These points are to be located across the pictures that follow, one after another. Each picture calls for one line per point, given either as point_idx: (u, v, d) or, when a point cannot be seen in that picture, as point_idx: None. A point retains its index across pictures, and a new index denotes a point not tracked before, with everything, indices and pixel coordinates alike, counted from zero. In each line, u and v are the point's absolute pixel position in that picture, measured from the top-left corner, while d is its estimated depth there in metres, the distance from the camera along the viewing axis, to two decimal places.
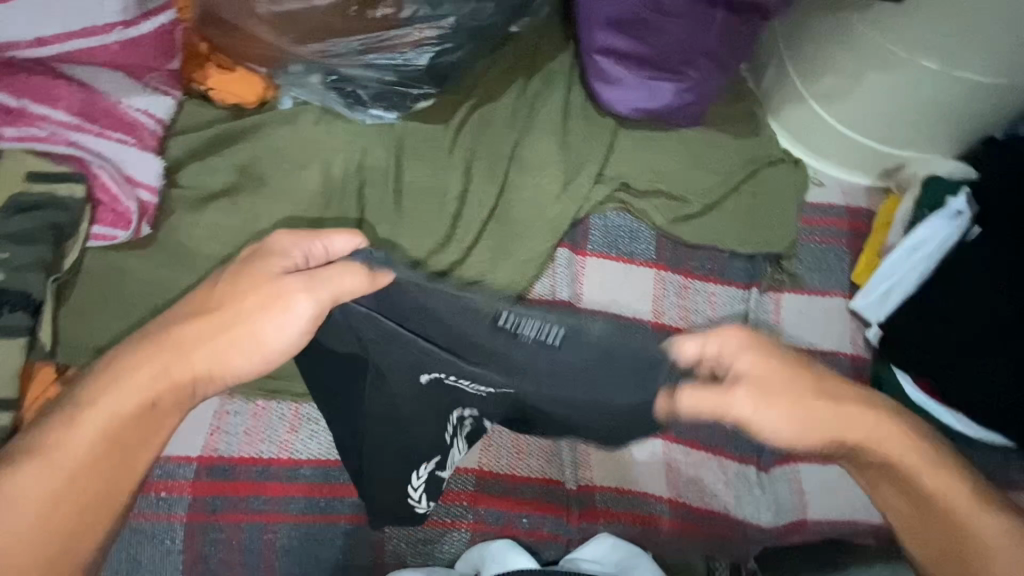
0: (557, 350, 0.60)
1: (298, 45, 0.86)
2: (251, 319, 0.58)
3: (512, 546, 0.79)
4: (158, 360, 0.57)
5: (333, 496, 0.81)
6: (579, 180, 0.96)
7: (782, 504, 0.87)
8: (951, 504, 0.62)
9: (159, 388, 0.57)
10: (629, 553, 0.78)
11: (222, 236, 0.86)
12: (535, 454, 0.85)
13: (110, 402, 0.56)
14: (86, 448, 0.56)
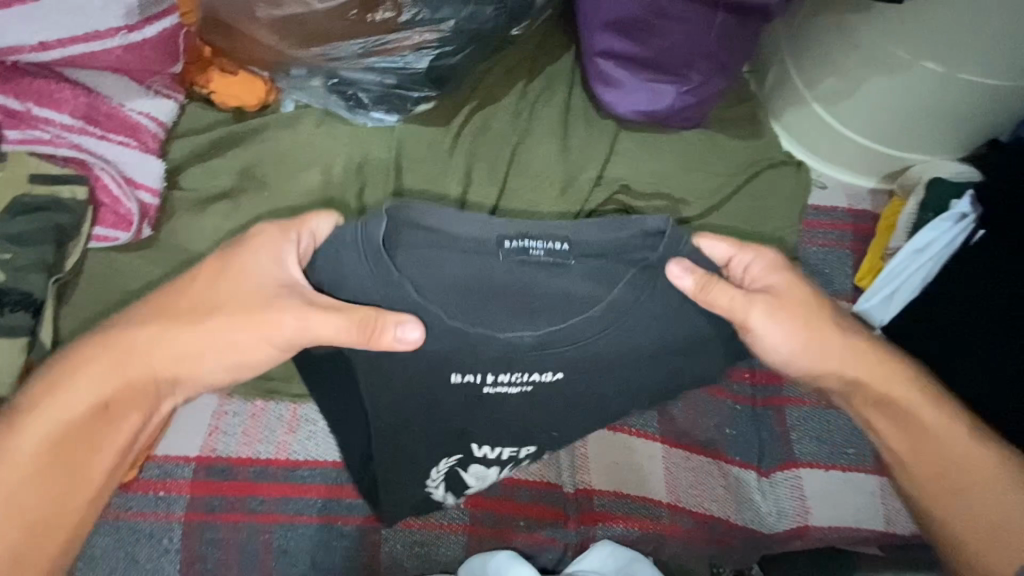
0: (570, 264, 0.56)
1: (299, 48, 0.87)
2: (200, 320, 0.59)
3: (511, 554, 0.77)
4: (105, 362, 0.60)
5: (330, 498, 0.81)
6: (579, 182, 0.96)
7: (783, 509, 0.86)
8: (941, 433, 0.67)
9: (110, 389, 0.60)
10: (628, 559, 0.79)
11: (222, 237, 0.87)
12: (533, 457, 0.85)
13: (63, 401, 0.59)
14: (35, 451, 0.59)
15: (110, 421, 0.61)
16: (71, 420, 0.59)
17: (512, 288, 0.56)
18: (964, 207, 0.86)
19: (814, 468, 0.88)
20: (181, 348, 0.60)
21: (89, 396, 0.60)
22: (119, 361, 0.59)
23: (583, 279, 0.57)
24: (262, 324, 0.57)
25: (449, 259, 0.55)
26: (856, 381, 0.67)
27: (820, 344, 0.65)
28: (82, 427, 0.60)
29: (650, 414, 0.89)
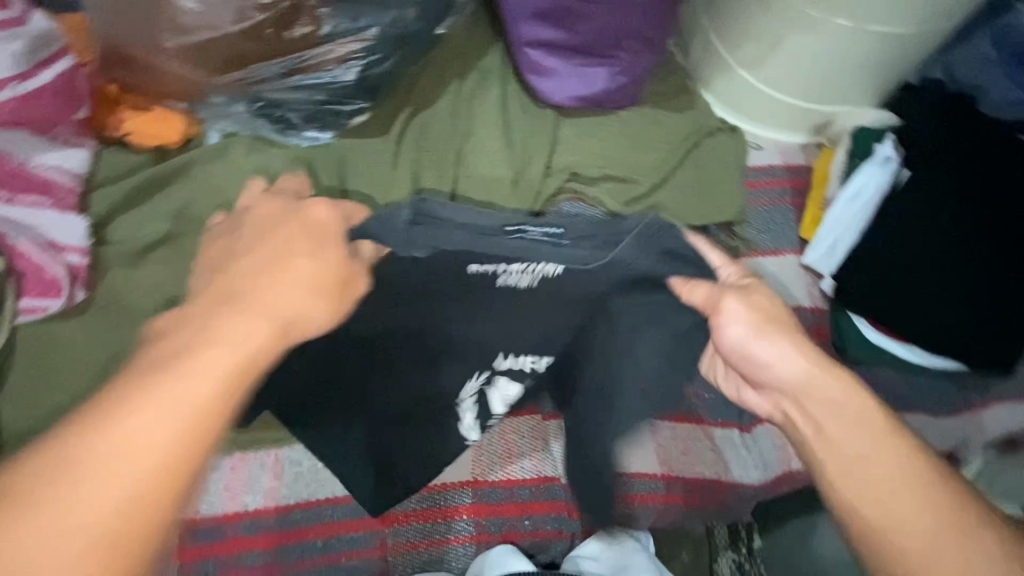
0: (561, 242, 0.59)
1: (216, 76, 0.82)
2: (306, 271, 0.51)
3: (511, 551, 0.78)
4: (254, 321, 0.47)
5: (328, 536, 0.78)
6: (529, 175, 0.96)
7: (767, 459, 0.91)
8: (890, 466, 0.53)
9: (252, 360, 0.46)
10: (625, 549, 0.79)
11: (165, 287, 0.81)
12: (528, 456, 0.85)
13: (175, 381, 0.43)
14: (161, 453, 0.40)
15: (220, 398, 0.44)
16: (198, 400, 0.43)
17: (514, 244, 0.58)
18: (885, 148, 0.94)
19: None
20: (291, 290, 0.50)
21: (197, 379, 0.44)
22: (226, 338, 0.46)
23: (580, 241, 0.59)
24: (351, 283, 0.55)
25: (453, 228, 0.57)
26: (829, 405, 0.57)
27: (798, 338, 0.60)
28: (195, 412, 0.43)
29: None
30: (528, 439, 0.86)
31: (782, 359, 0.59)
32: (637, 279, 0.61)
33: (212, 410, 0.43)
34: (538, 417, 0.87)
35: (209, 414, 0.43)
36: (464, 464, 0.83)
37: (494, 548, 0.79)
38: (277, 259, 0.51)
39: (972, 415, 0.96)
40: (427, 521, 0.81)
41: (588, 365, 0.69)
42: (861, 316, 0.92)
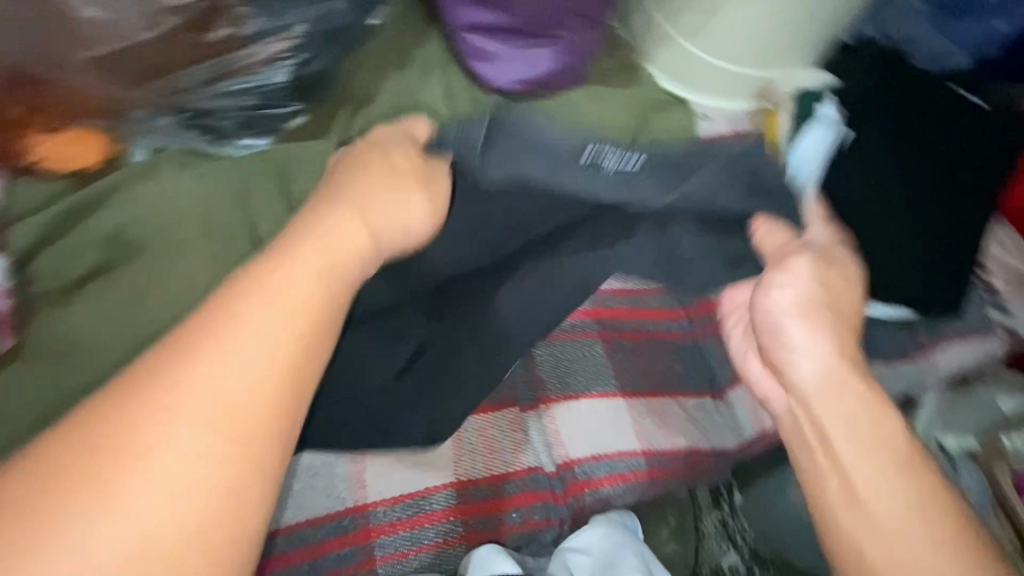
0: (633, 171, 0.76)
1: (137, 88, 0.79)
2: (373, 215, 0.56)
3: (497, 550, 0.77)
4: (298, 268, 0.47)
5: (315, 557, 0.76)
6: None
7: (741, 422, 0.94)
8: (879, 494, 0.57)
9: (312, 309, 0.46)
10: (616, 544, 0.80)
11: (100, 321, 0.74)
12: (508, 450, 0.85)
13: (242, 332, 0.43)
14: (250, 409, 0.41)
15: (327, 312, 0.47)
16: (305, 320, 0.45)
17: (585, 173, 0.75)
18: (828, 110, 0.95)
19: None
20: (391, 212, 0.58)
21: (311, 292, 0.47)
22: (275, 290, 0.45)
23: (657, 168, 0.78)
24: (417, 231, 0.62)
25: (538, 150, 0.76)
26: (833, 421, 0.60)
27: (839, 301, 0.66)
28: (309, 324, 0.45)
29: (605, 372, 0.91)
30: (507, 432, 0.86)
31: (811, 362, 0.63)
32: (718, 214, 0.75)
33: (320, 328, 0.46)
34: (515, 410, 0.87)
35: (321, 328, 0.46)
36: (445, 466, 0.82)
37: (481, 549, 0.78)
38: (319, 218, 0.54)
39: (924, 358, 1.01)
40: (415, 527, 0.80)
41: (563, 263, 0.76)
42: None
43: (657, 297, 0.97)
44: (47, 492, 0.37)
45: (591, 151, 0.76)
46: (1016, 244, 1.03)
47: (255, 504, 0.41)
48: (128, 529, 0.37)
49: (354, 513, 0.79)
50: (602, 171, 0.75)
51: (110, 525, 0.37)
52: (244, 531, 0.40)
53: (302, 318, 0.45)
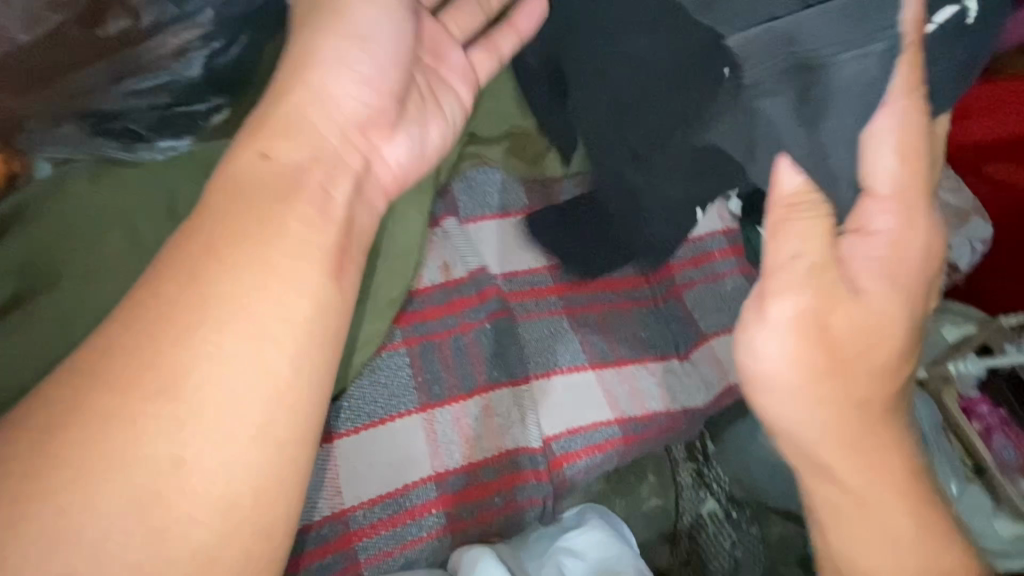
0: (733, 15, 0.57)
1: (28, 96, 0.71)
2: (311, 96, 0.57)
3: (487, 554, 0.76)
4: (262, 189, 0.52)
5: (295, 568, 0.74)
6: None
7: (708, 379, 0.95)
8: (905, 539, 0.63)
9: (297, 197, 0.53)
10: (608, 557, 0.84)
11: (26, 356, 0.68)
12: (483, 436, 0.84)
13: (229, 248, 0.48)
14: (261, 294, 0.48)
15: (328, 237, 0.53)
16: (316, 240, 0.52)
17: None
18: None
19: (722, 337, 0.96)
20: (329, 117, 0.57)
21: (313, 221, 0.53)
22: (245, 215, 0.50)
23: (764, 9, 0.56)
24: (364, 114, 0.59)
25: None
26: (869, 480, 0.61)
27: (855, 319, 0.57)
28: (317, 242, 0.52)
29: (573, 346, 0.91)
30: (481, 418, 0.85)
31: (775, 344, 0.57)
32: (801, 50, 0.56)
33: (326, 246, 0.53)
34: (487, 394, 0.86)
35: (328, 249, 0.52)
36: (421, 460, 0.81)
37: (472, 549, 0.77)
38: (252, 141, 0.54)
39: None
40: (397, 525, 0.78)
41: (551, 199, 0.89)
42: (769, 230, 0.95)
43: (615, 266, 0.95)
44: (100, 427, 0.42)
45: None
46: (954, 183, 1.06)
47: (296, 406, 0.47)
48: (169, 438, 0.43)
49: (333, 519, 0.76)
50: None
51: (150, 432, 0.43)
52: (279, 437, 0.46)
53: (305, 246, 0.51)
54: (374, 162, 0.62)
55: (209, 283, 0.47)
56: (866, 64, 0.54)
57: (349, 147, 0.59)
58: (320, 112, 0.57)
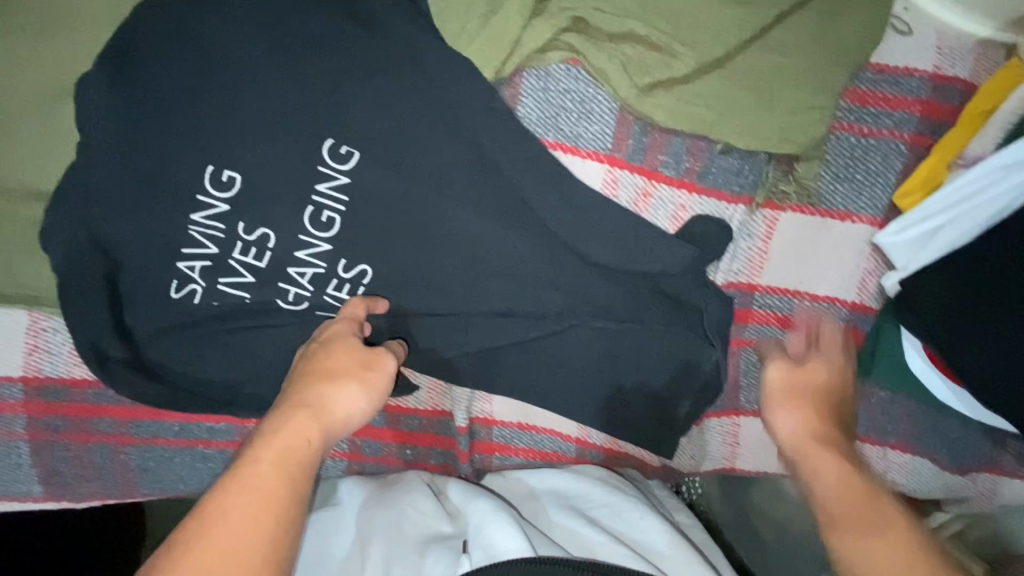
0: (157, 180, 0.62)
1: None
2: (329, 388, 0.55)
3: (498, 511, 0.63)
4: (303, 424, 0.52)
5: (187, 421, 0.69)
6: (508, 8, 0.62)
7: (708, 451, 0.77)
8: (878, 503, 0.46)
9: (296, 461, 0.49)
10: (623, 504, 0.67)
11: None
12: (421, 388, 0.75)
13: (286, 434, 0.50)
14: (271, 477, 0.47)
15: (304, 452, 0.50)
16: (290, 454, 0.49)
17: (175, 201, 0.63)
18: (218, 229, 0.63)
19: (757, 420, 0.74)
20: (350, 400, 0.55)
21: (307, 433, 0.51)
22: (285, 436, 0.50)
23: (154, 234, 0.63)
24: (335, 405, 0.54)
25: (165, 113, 0.61)
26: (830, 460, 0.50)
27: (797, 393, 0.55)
28: (290, 453, 0.49)
29: None
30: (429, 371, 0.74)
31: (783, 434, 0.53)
32: (213, 274, 0.64)
33: (289, 470, 0.48)
34: None
35: (304, 462, 0.50)
36: None
37: (484, 504, 0.65)
38: (329, 383, 0.56)
39: (989, 477, 0.70)
40: None
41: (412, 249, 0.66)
42: (914, 337, 0.64)
43: None
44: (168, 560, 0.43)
45: (208, 230, 0.63)
46: None
47: None
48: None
49: (222, 405, 0.66)
50: (176, 143, 0.62)
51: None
52: None
53: (285, 452, 0.50)
54: (343, 407, 0.55)
55: (252, 471, 0.48)
56: (235, 307, 0.66)
57: (324, 409, 0.54)
58: (329, 403, 0.54)
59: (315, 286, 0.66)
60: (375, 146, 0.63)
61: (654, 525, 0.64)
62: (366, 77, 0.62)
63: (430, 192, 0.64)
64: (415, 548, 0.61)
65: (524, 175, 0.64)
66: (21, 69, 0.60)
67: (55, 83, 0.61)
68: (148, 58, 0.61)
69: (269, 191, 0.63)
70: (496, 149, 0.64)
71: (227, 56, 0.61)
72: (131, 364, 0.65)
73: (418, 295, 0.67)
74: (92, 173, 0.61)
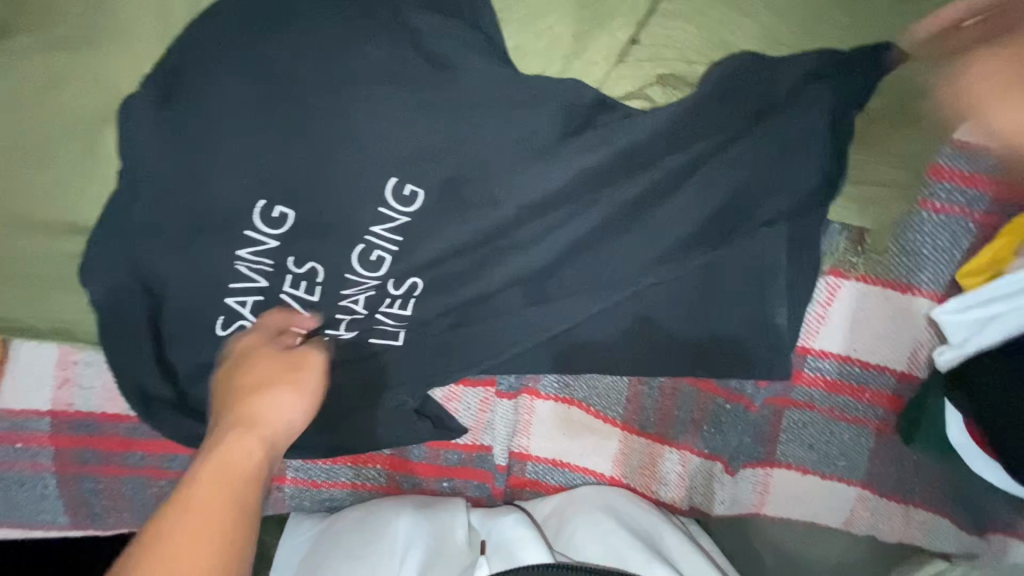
0: (202, 214, 0.58)
1: None
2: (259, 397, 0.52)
3: (518, 521, 0.67)
4: (235, 435, 0.48)
5: None
6: (592, 51, 0.59)
7: (739, 498, 0.78)
8: None
9: (237, 470, 0.46)
10: (649, 523, 0.69)
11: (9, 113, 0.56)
12: (466, 429, 0.74)
13: (223, 448, 0.47)
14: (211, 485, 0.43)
15: (249, 467, 0.47)
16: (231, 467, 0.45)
17: (223, 235, 0.58)
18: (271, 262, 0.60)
19: (790, 472, 0.76)
20: (286, 406, 0.53)
21: (248, 449, 0.48)
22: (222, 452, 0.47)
23: (199, 270, 0.59)
24: (269, 412, 0.51)
25: (211, 143, 0.56)
26: None
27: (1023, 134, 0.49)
28: (228, 462, 0.46)
29: (617, 398, 0.74)
30: (473, 410, 0.74)
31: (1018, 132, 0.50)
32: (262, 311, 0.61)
33: (233, 485, 0.45)
34: (491, 390, 0.73)
35: (250, 477, 0.46)
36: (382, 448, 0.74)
37: (505, 515, 0.69)
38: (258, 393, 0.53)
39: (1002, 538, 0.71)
40: (333, 464, 0.75)
41: (471, 289, 0.64)
42: (957, 409, 0.65)
43: (725, 418, 0.73)
44: None
45: (258, 265, 0.60)
46: None
47: None
48: None
49: None
50: (221, 177, 0.57)
51: None
52: None
53: (225, 466, 0.46)
54: (280, 413, 0.52)
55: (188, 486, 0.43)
56: None
57: (259, 421, 0.50)
58: (262, 414, 0.51)
59: (368, 309, 0.64)
60: (442, 189, 0.60)
61: (669, 537, 0.67)
62: (439, 114, 0.57)
63: (497, 233, 0.62)
64: (442, 562, 0.64)
65: (591, 224, 0.62)
66: (62, 91, 0.56)
67: (100, 105, 0.57)
68: (195, 81, 0.55)
69: (325, 228, 0.60)
70: (566, 199, 0.62)
71: (282, 82, 0.55)
72: (171, 401, 0.62)
73: (473, 338, 0.65)
74: (138, 204, 0.57)
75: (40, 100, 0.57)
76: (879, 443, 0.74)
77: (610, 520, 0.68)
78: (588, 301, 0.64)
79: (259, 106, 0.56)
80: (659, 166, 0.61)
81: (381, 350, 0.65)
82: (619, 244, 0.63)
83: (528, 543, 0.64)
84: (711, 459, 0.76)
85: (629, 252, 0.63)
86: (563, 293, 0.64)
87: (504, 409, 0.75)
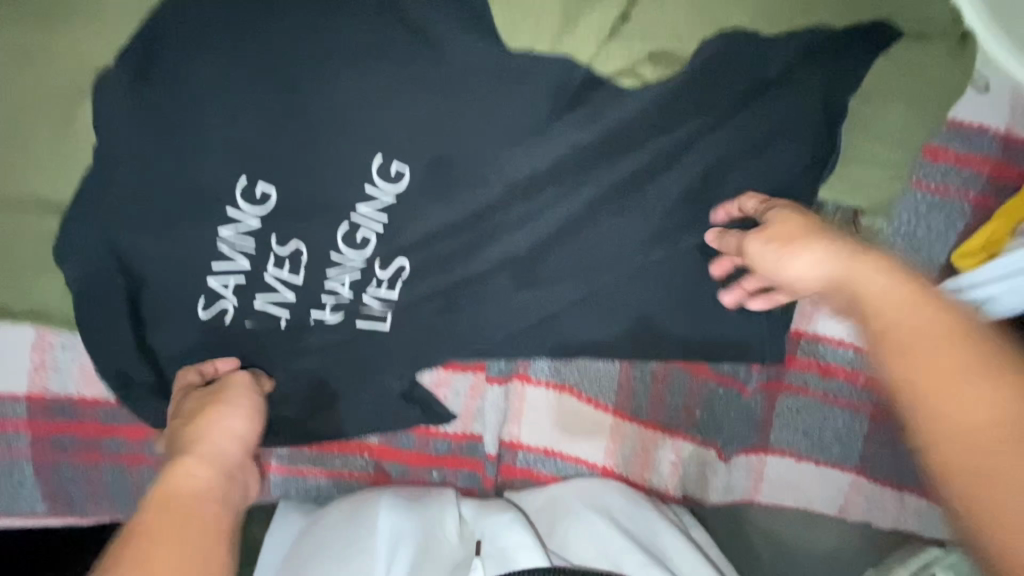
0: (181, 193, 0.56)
1: None
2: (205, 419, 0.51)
3: (513, 519, 0.65)
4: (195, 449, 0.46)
5: None
6: (584, 27, 0.58)
7: (733, 487, 0.76)
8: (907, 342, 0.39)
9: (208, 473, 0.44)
10: (645, 519, 0.67)
11: None
12: (456, 415, 0.73)
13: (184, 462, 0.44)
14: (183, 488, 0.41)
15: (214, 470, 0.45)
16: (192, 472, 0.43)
17: (204, 214, 0.57)
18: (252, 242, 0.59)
19: (783, 458, 0.74)
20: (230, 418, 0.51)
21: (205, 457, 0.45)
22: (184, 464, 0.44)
23: (180, 251, 0.58)
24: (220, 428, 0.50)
25: (190, 119, 0.55)
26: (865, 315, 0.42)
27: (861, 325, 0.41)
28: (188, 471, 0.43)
29: (608, 383, 0.73)
30: (462, 397, 0.73)
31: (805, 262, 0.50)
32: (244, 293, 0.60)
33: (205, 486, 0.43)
34: (481, 376, 0.73)
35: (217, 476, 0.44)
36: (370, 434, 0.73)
37: (499, 513, 0.67)
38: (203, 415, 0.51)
39: None
40: (321, 451, 0.74)
41: (458, 272, 0.62)
42: None
43: (715, 401, 0.73)
44: None
45: (240, 245, 0.58)
46: None
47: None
48: None
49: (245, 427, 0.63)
50: (200, 155, 0.56)
51: None
52: None
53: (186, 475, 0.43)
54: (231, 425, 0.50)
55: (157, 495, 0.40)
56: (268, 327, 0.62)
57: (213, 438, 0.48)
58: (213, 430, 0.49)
59: (354, 292, 0.62)
60: (429, 167, 0.59)
61: (664, 534, 0.65)
62: (425, 90, 0.56)
63: (484, 214, 0.61)
64: (434, 563, 0.62)
65: (580, 205, 0.61)
66: (37, 66, 0.55)
67: (75, 81, 0.55)
68: (175, 56, 0.54)
69: (309, 207, 0.58)
70: (554, 179, 0.60)
71: (263, 57, 0.54)
72: (151, 386, 0.60)
73: (460, 321, 0.64)
74: (115, 182, 0.56)
75: (15, 75, 0.55)
76: (872, 428, 0.73)
77: (605, 516, 0.66)
78: (574, 285, 0.63)
79: (239, 81, 0.54)
80: (649, 147, 0.60)
81: (366, 334, 0.64)
82: (608, 225, 0.62)
83: (524, 547, 0.62)
84: (704, 445, 0.75)
85: (618, 235, 0.62)
86: (550, 276, 0.63)
87: (495, 395, 0.74)
